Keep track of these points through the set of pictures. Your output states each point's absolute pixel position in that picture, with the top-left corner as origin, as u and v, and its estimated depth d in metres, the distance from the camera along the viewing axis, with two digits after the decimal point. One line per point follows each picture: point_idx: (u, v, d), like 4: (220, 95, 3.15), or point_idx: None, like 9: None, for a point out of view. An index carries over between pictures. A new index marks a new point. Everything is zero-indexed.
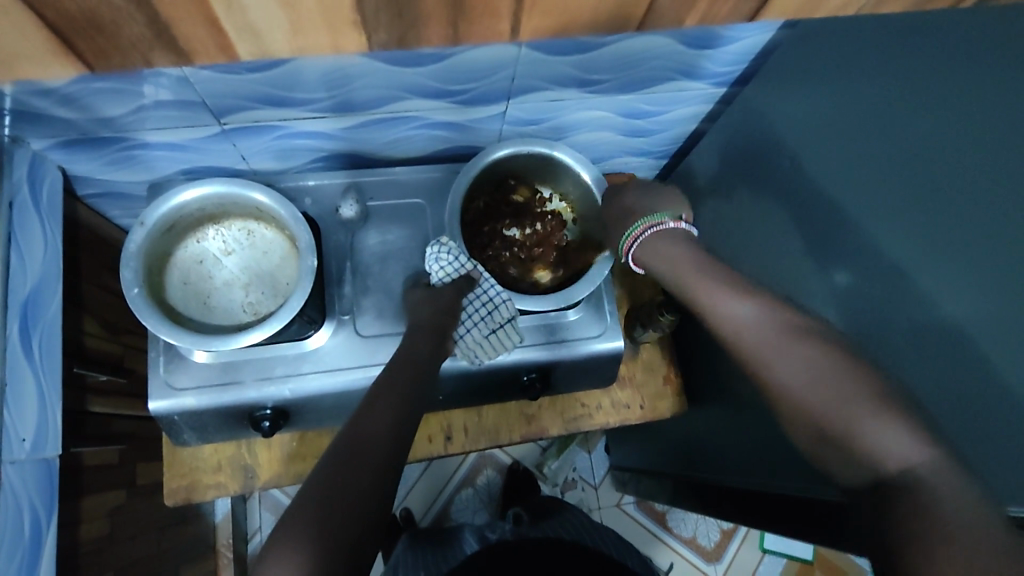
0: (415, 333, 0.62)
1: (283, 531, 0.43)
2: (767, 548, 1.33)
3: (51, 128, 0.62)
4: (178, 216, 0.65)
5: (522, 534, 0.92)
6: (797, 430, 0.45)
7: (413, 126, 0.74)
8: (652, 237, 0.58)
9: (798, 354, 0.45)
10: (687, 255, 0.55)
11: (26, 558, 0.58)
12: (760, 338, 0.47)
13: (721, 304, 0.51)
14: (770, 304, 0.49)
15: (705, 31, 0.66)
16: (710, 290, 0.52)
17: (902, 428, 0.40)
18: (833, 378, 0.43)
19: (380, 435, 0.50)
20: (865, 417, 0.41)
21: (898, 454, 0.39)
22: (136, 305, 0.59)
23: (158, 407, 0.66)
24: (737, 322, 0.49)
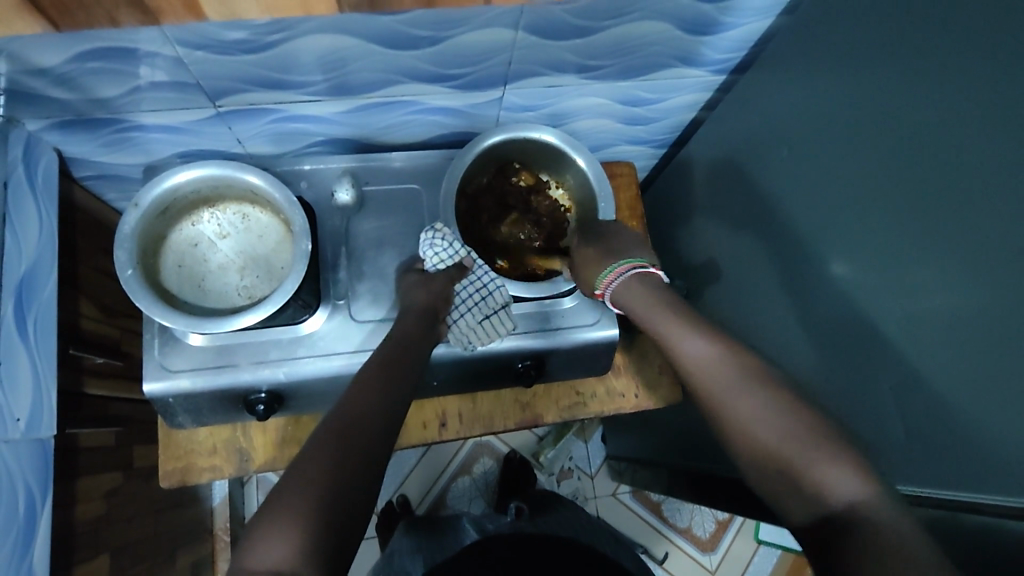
0: (403, 316, 0.64)
1: (274, 500, 0.44)
2: (762, 539, 1.33)
3: (46, 108, 0.62)
4: (172, 197, 0.65)
5: (519, 528, 0.93)
6: (755, 466, 0.48)
7: (409, 110, 0.74)
8: (634, 279, 0.62)
9: (751, 395, 0.50)
10: (659, 301, 0.60)
11: (21, 536, 0.59)
12: (719, 381, 0.52)
13: (688, 345, 0.56)
14: (729, 352, 0.54)
15: (705, 16, 0.65)
16: (679, 333, 0.57)
17: (847, 466, 0.44)
18: (784, 418, 0.48)
19: (371, 413, 0.51)
20: (809, 457, 0.45)
21: (840, 490, 0.43)
22: (130, 286, 0.59)
23: (153, 389, 0.66)
24: (701, 363, 0.54)
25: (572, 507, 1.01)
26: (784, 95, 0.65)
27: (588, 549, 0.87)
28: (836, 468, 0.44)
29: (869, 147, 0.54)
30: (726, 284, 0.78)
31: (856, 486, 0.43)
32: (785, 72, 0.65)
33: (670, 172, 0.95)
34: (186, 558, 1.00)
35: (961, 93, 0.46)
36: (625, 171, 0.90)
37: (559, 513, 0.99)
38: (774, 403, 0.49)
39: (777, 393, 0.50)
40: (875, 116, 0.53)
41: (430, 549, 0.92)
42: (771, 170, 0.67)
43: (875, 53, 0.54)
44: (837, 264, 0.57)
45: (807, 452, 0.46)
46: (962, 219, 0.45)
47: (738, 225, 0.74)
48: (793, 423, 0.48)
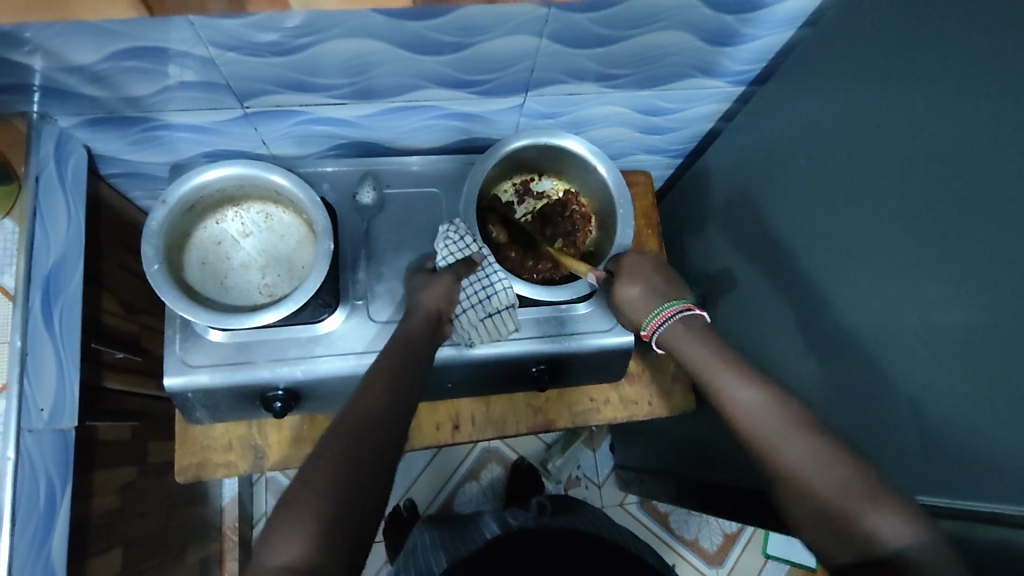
0: (408, 321, 0.62)
1: (282, 519, 0.44)
2: (770, 553, 1.32)
3: (78, 105, 0.64)
4: (198, 195, 0.66)
5: (540, 522, 0.92)
6: (806, 516, 0.47)
7: (431, 116, 0.75)
8: (677, 322, 0.60)
9: (801, 442, 0.49)
10: (704, 341, 0.58)
11: (41, 525, 0.59)
12: (772, 429, 0.50)
13: (735, 387, 0.54)
14: (772, 392, 0.52)
15: (725, 28, 0.66)
16: (723, 373, 0.55)
17: (900, 517, 0.44)
18: (837, 470, 0.47)
19: (380, 419, 0.51)
20: (866, 509, 0.45)
21: (892, 538, 0.43)
22: (156, 281, 0.60)
23: (172, 383, 0.67)
24: (750, 408, 0.52)
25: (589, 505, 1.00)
26: (801, 106, 0.66)
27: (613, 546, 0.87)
28: (889, 519, 0.44)
29: (886, 158, 0.54)
30: (741, 293, 0.78)
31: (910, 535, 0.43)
32: (805, 82, 0.66)
33: (686, 182, 0.96)
34: (195, 556, 1.00)
35: (976, 105, 0.47)
36: (641, 180, 0.91)
37: (577, 509, 0.98)
38: (826, 453, 0.47)
39: (827, 441, 0.48)
40: (891, 127, 0.54)
41: (450, 541, 0.92)
42: (786, 180, 0.68)
43: (893, 66, 0.54)
44: (854, 274, 0.57)
45: (862, 504, 0.45)
46: (977, 230, 0.46)
47: (753, 234, 0.75)
48: (845, 470, 0.46)
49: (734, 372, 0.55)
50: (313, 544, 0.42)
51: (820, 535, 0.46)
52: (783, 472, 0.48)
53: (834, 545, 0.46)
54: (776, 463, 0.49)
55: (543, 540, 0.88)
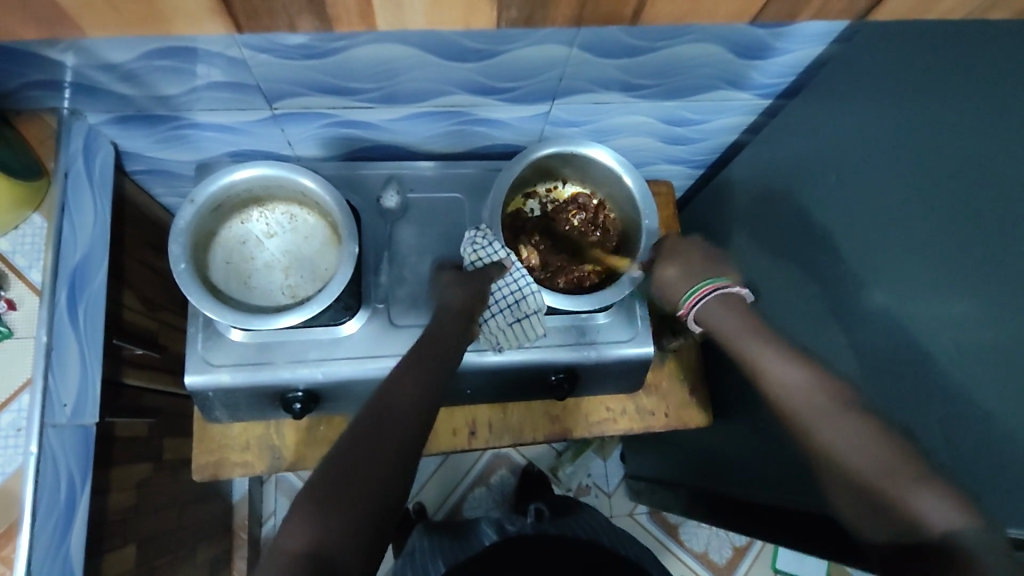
0: (441, 315, 0.62)
1: (306, 502, 0.44)
2: (779, 568, 1.31)
3: (108, 103, 0.64)
4: (225, 195, 0.66)
5: (540, 529, 0.91)
6: (849, 496, 0.46)
7: (455, 121, 0.75)
8: (714, 300, 0.59)
9: (843, 422, 0.48)
10: (748, 323, 0.57)
11: (62, 520, 0.60)
12: (808, 407, 0.50)
13: (778, 368, 0.54)
14: (818, 371, 0.52)
15: (756, 41, 0.66)
16: (764, 353, 0.55)
17: (943, 498, 0.42)
18: (877, 446, 0.46)
19: (409, 410, 0.51)
20: (904, 488, 0.43)
21: (935, 520, 0.42)
22: (182, 279, 0.60)
23: (193, 381, 0.67)
24: (792, 386, 0.52)
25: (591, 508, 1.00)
26: (829, 122, 0.66)
27: (611, 550, 0.88)
28: (933, 500, 0.42)
29: (919, 178, 0.54)
30: None
31: (953, 518, 0.41)
32: (836, 98, 0.65)
33: (708, 193, 0.95)
34: (206, 552, 1.01)
35: None
36: (664, 190, 0.91)
37: (577, 513, 0.98)
38: (865, 430, 0.47)
39: (869, 421, 0.48)
40: (926, 147, 0.53)
41: (450, 546, 0.92)
42: (812, 195, 0.67)
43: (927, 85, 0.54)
44: None
45: (904, 484, 0.44)
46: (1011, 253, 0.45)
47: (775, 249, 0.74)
48: (885, 451, 0.46)
49: (774, 352, 0.55)
50: (331, 529, 0.43)
51: (863, 515, 0.45)
52: (822, 451, 0.48)
53: (873, 523, 0.45)
54: (813, 441, 0.49)
55: (543, 545, 0.88)
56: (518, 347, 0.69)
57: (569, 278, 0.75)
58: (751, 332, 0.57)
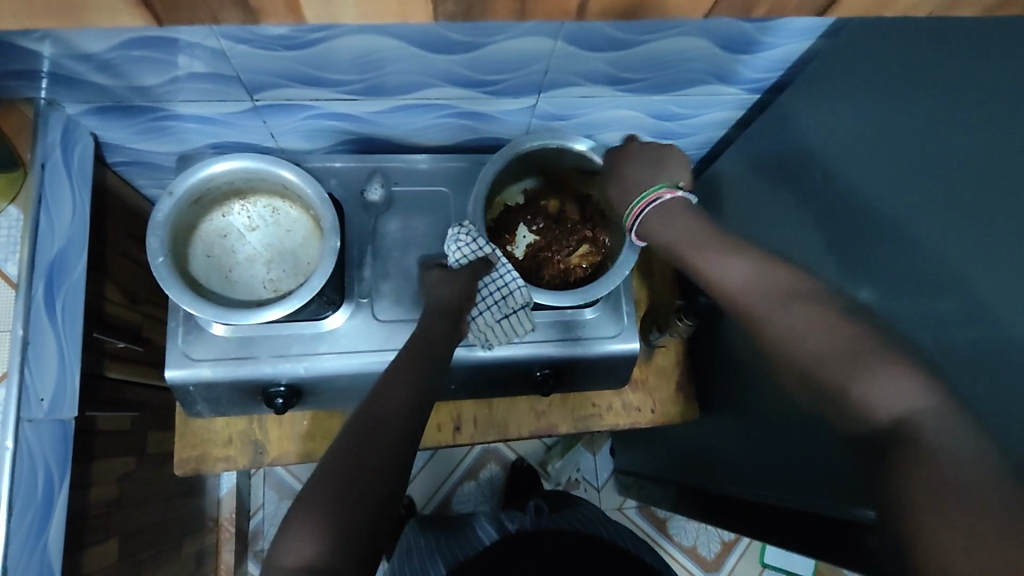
0: (428, 316, 0.62)
1: (298, 517, 0.44)
2: (767, 562, 1.32)
3: (87, 93, 0.63)
4: (206, 188, 0.65)
5: (539, 524, 0.91)
6: (806, 391, 0.44)
7: (440, 114, 0.74)
8: (652, 213, 0.58)
9: (788, 310, 0.46)
10: (699, 233, 0.54)
11: (39, 516, 0.59)
12: (756, 303, 0.48)
13: (730, 270, 0.50)
14: (765, 266, 0.49)
15: (744, 35, 0.65)
16: (710, 258, 0.52)
17: (899, 377, 0.39)
18: (830, 332, 0.43)
19: (398, 416, 0.50)
20: (854, 372, 0.41)
21: (894, 404, 0.38)
22: (160, 273, 0.60)
23: (174, 376, 0.67)
24: (742, 286, 0.49)
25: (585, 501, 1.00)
26: None
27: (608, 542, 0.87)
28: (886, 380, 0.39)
29: None
30: None
31: (913, 396, 0.38)
32: None
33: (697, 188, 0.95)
34: (192, 547, 1.01)
35: None
36: None
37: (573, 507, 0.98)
38: (821, 317, 0.44)
39: (820, 306, 0.45)
40: None
41: (447, 546, 0.90)
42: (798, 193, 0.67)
43: None
44: None
45: (853, 367, 0.41)
46: None
47: None
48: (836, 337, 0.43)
49: (719, 253, 0.52)
50: (324, 543, 0.43)
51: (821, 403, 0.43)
52: (773, 348, 0.46)
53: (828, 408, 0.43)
54: (765, 336, 0.47)
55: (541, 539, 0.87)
56: (506, 343, 0.69)
57: (557, 273, 0.74)
58: (697, 237, 0.54)
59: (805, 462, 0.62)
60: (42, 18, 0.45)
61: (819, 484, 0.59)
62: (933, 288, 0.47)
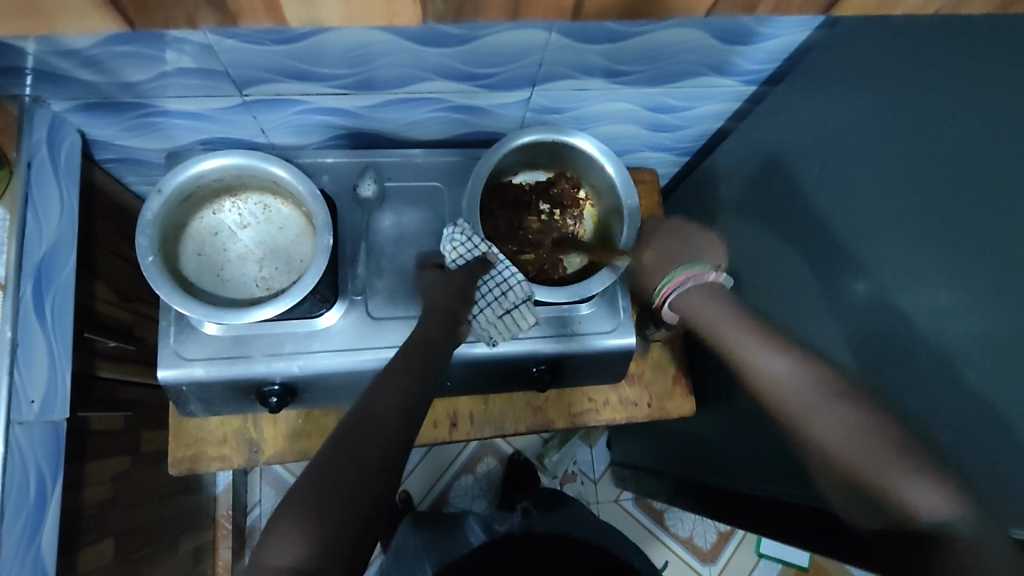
0: (426, 318, 0.62)
1: (285, 516, 0.44)
2: (762, 552, 1.32)
3: (73, 90, 0.62)
4: (196, 185, 0.64)
5: (528, 525, 0.91)
6: (839, 488, 0.48)
7: (433, 108, 0.73)
8: (690, 290, 0.61)
9: (829, 411, 0.49)
10: (736, 321, 0.58)
11: (31, 519, 0.59)
12: (797, 402, 0.51)
13: (770, 365, 0.54)
14: (805, 363, 0.53)
15: (740, 26, 0.64)
16: (753, 350, 0.56)
17: (929, 483, 0.43)
18: (863, 434, 0.47)
19: (392, 417, 0.50)
20: (889, 474, 0.44)
21: (925, 507, 0.42)
22: (150, 273, 0.59)
23: (167, 375, 0.66)
24: (783, 382, 0.53)
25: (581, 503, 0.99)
26: (813, 111, 0.65)
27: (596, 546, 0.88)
28: (917, 486, 0.43)
29: (901, 169, 0.53)
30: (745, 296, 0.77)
31: (942, 502, 0.42)
32: (820, 86, 0.64)
33: (693, 180, 0.94)
34: (189, 544, 1.01)
35: (997, 119, 0.45)
36: (648, 178, 0.90)
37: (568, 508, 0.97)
38: (856, 421, 0.48)
39: (855, 408, 0.48)
40: (909, 136, 0.52)
41: (440, 548, 0.91)
42: (795, 186, 0.66)
43: (914, 73, 0.53)
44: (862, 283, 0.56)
45: (889, 473, 0.44)
46: (994, 246, 0.45)
47: (760, 237, 0.73)
48: (868, 437, 0.46)
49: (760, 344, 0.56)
50: (309, 543, 0.42)
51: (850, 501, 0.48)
52: (815, 445, 0.49)
53: (861, 509, 0.47)
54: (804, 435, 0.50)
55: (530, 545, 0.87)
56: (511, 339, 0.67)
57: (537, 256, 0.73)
58: (734, 327, 0.58)
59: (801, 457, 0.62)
60: (25, 18, 0.44)
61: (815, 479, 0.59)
62: None
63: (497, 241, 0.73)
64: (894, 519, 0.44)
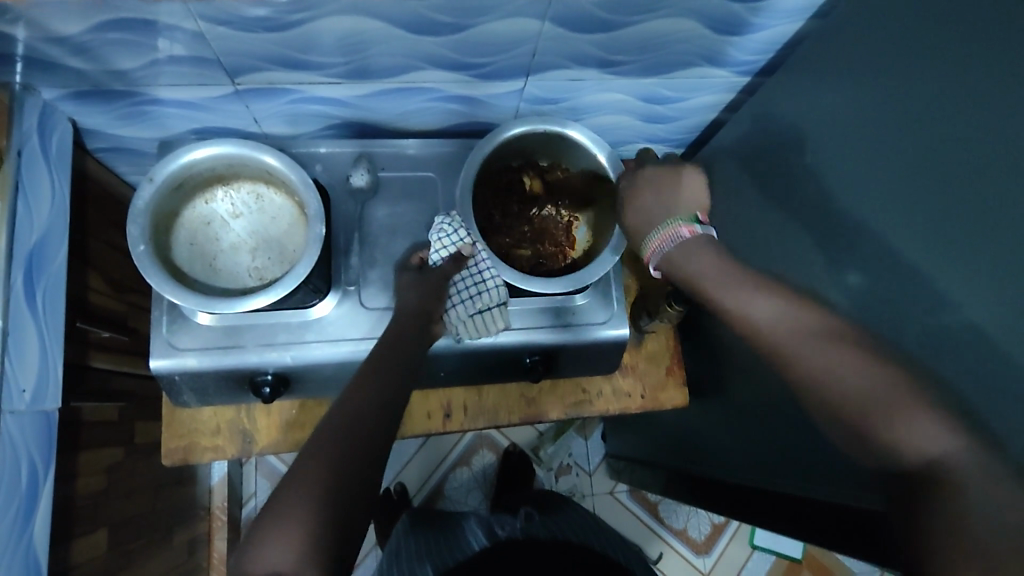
0: (399, 319, 0.62)
1: (269, 516, 0.44)
2: (757, 544, 1.33)
3: (63, 78, 0.61)
4: (187, 173, 0.64)
5: (529, 532, 0.89)
6: (838, 428, 0.46)
7: (427, 98, 0.73)
8: (678, 245, 0.57)
9: (829, 355, 0.46)
10: (727, 270, 0.55)
11: (22, 509, 0.59)
12: (793, 344, 0.48)
13: (761, 310, 0.51)
14: (799, 308, 0.50)
15: (734, 16, 0.64)
16: (742, 295, 0.52)
17: (932, 422, 0.41)
18: (865, 377, 0.44)
19: (370, 417, 0.50)
20: (891, 414, 0.43)
21: (925, 443, 0.41)
22: (142, 262, 0.58)
23: (159, 366, 0.66)
24: (778, 327, 0.50)
25: (576, 507, 1.00)
26: None
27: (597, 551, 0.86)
28: (919, 425, 0.41)
29: None
30: None
31: (946, 440, 0.40)
32: None
33: None
34: (183, 535, 1.01)
35: None
36: None
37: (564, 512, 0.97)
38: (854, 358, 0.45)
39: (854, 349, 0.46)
40: None
41: (434, 552, 0.90)
42: None
43: None
44: None
45: (891, 415, 0.43)
46: None
47: (755, 227, 0.73)
48: (870, 380, 0.44)
49: (751, 292, 0.52)
50: (297, 541, 0.43)
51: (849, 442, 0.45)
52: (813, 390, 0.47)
53: (859, 450, 0.45)
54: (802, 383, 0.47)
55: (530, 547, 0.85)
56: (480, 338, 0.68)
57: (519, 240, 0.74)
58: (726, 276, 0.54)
59: (793, 447, 0.62)
60: None
61: (807, 468, 0.60)
62: (921, 273, 0.47)
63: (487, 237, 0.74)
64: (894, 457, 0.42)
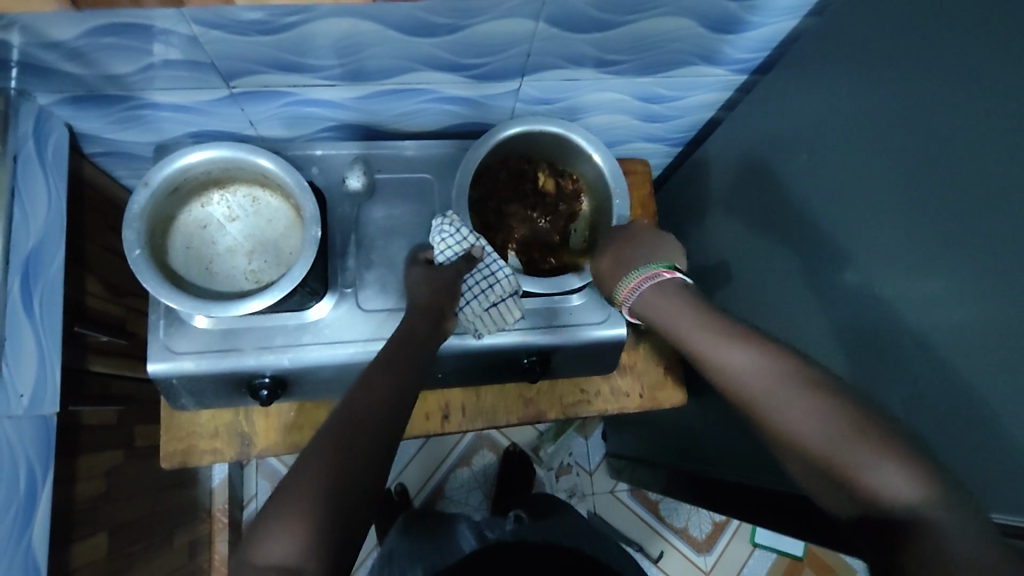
0: (410, 315, 0.61)
1: (274, 511, 0.43)
2: (758, 542, 1.33)
3: (58, 83, 0.61)
4: (183, 177, 0.64)
5: (522, 534, 0.89)
6: (811, 476, 0.45)
7: (423, 99, 0.73)
8: (650, 290, 0.57)
9: (800, 405, 0.45)
10: (697, 310, 0.53)
11: (21, 513, 0.59)
12: (763, 390, 0.47)
13: (729, 357, 0.50)
14: (771, 352, 0.48)
15: (729, 14, 0.64)
16: (711, 342, 0.51)
17: (905, 469, 0.40)
18: (832, 428, 0.43)
19: (376, 414, 0.50)
20: (863, 460, 0.42)
21: (892, 493, 0.40)
22: (137, 266, 0.58)
23: (156, 369, 0.66)
24: (746, 374, 0.48)
25: (570, 509, 1.00)
26: (802, 102, 0.65)
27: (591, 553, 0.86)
28: (890, 472, 0.41)
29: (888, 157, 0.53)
30: (737, 286, 0.77)
31: (913, 487, 0.40)
32: (810, 75, 0.64)
33: (685, 171, 0.94)
34: (184, 538, 1.01)
35: (985, 105, 0.45)
36: (639, 168, 0.90)
37: (559, 515, 0.97)
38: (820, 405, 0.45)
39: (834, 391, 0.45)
40: (897, 125, 0.52)
41: (428, 551, 0.90)
42: (787, 175, 0.66)
43: (902, 58, 0.53)
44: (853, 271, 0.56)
45: (862, 460, 0.42)
46: (987, 233, 0.44)
47: (752, 226, 0.73)
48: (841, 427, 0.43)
49: (719, 338, 0.51)
50: (303, 537, 0.42)
51: (822, 489, 0.44)
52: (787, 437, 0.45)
53: (834, 497, 0.44)
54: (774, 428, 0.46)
55: (529, 548, 0.85)
56: (496, 332, 0.69)
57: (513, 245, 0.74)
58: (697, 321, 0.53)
59: None
60: None
61: None
62: None
63: (484, 228, 0.74)
64: (868, 504, 0.41)
